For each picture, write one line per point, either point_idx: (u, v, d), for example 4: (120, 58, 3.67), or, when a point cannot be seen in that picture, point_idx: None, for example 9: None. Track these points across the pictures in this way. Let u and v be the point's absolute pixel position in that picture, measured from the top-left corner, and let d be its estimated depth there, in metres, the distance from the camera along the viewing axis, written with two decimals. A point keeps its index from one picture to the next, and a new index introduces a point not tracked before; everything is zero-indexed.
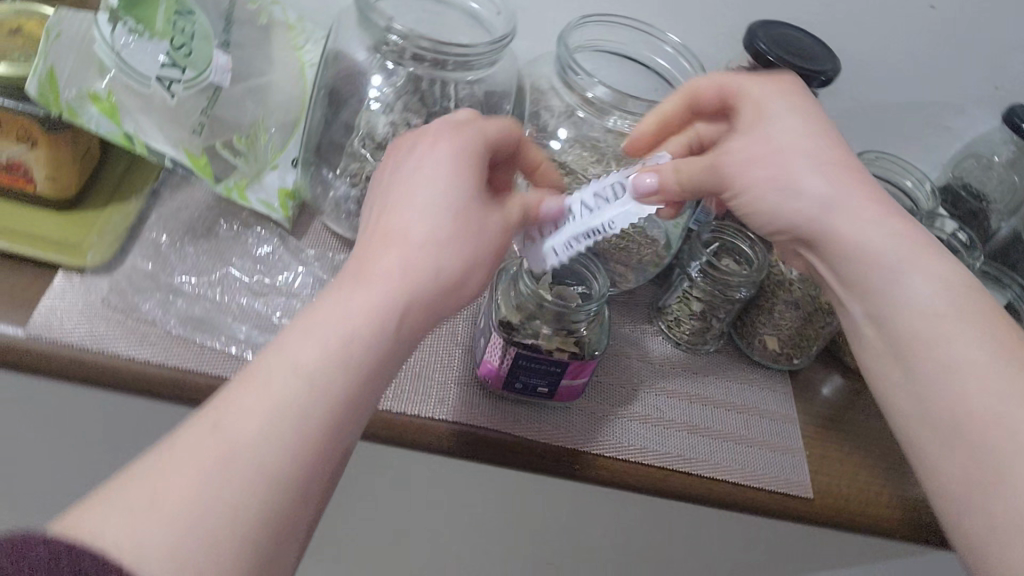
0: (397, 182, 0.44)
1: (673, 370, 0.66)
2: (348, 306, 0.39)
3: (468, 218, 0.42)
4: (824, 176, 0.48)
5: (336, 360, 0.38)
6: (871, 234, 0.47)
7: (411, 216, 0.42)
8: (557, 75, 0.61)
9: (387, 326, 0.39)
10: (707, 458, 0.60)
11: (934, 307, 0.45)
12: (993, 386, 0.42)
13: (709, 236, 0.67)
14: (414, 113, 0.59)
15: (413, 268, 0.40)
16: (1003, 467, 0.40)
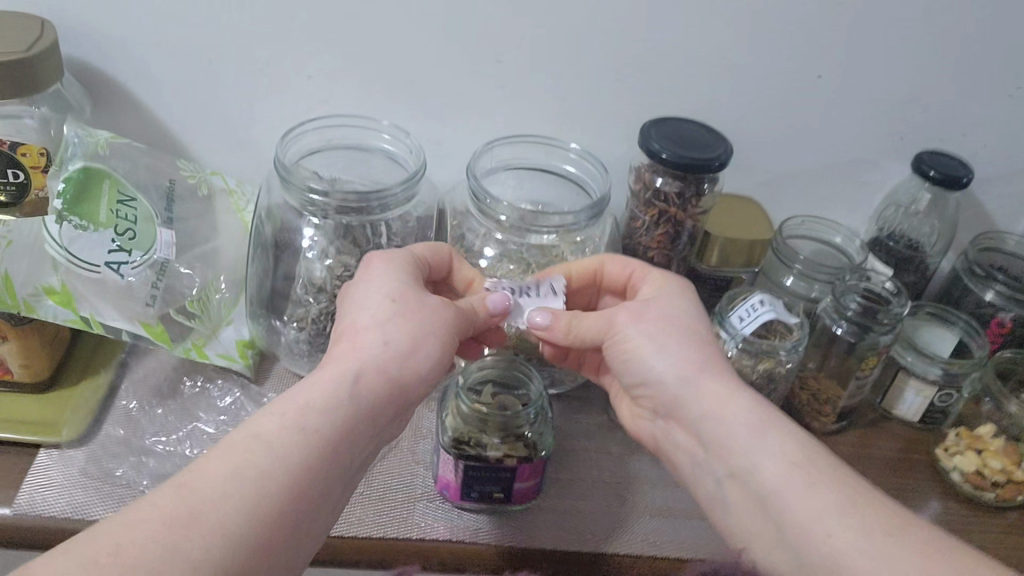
0: (346, 299, 0.52)
1: (632, 456, 0.68)
2: (308, 387, 0.45)
3: (406, 316, 0.49)
4: (666, 343, 0.52)
5: (296, 427, 0.43)
6: (710, 391, 0.49)
7: (365, 313, 0.49)
8: (470, 201, 0.66)
9: (339, 411, 0.44)
10: (672, 538, 0.62)
11: (780, 458, 0.45)
12: (834, 521, 0.41)
13: None
14: (349, 254, 0.64)
15: (366, 352, 0.47)
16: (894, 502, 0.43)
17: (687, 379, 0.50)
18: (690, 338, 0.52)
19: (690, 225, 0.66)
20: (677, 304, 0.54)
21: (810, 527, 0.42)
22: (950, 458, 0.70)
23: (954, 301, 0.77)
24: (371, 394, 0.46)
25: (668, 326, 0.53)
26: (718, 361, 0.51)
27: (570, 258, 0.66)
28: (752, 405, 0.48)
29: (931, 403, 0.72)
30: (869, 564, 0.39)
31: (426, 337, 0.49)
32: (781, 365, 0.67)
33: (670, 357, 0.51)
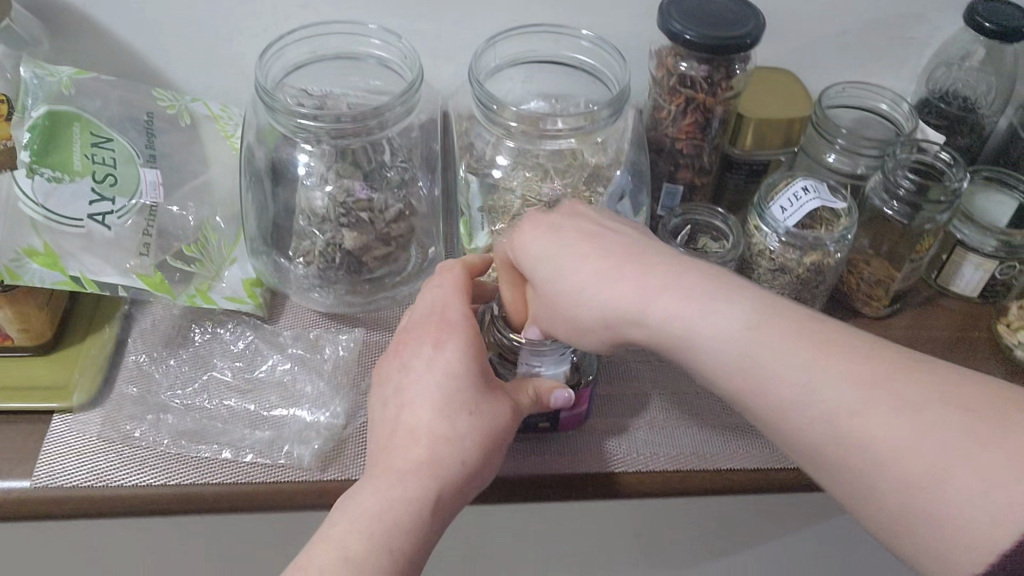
0: (407, 379, 0.51)
1: (673, 365, 0.65)
2: (381, 495, 0.46)
3: (461, 382, 0.49)
4: (591, 277, 0.45)
5: (379, 543, 0.44)
6: (628, 286, 0.44)
7: (415, 404, 0.49)
8: (476, 108, 0.59)
9: (410, 507, 0.45)
10: (724, 449, 0.59)
11: (730, 334, 0.40)
12: (818, 386, 0.38)
13: (679, 221, 0.64)
14: (351, 178, 0.59)
15: (441, 453, 0.47)
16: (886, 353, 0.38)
17: (599, 279, 0.45)
18: (591, 244, 0.46)
19: (720, 110, 0.60)
20: (551, 238, 0.47)
21: (793, 403, 0.39)
22: (1014, 335, 0.65)
23: (1012, 162, 0.71)
24: (438, 475, 0.47)
25: (554, 239, 0.47)
26: (620, 246, 0.46)
27: (591, 160, 0.60)
28: (672, 283, 0.43)
29: (992, 277, 0.67)
30: (879, 430, 0.36)
31: (476, 404, 0.49)
32: (831, 258, 0.61)
33: (611, 297, 0.44)
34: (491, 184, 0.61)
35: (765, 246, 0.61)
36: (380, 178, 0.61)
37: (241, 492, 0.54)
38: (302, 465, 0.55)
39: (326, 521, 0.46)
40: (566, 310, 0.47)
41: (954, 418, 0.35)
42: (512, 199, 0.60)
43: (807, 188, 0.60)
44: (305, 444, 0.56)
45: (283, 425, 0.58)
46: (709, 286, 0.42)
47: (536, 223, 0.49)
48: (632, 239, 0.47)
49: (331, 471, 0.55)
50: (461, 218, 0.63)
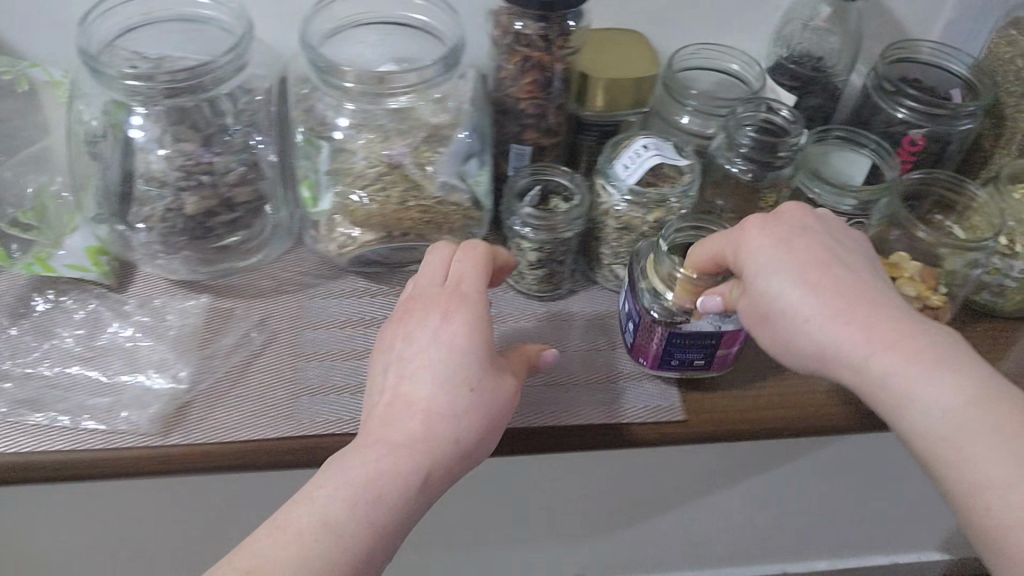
0: (411, 348, 0.53)
1: (527, 323, 0.65)
2: (371, 464, 0.47)
3: (467, 355, 0.52)
4: (820, 320, 0.43)
5: (362, 510, 0.46)
6: (850, 334, 0.42)
7: (419, 373, 0.51)
8: (311, 72, 0.59)
9: (403, 468, 0.47)
10: (568, 406, 0.59)
11: (946, 403, 0.40)
12: (973, 452, 0.39)
13: (528, 181, 0.64)
14: (189, 141, 0.59)
15: (434, 423, 0.49)
16: (994, 461, 0.39)
17: (832, 322, 0.43)
18: (832, 275, 0.44)
19: (559, 69, 0.60)
20: (801, 244, 0.45)
21: (991, 485, 0.38)
22: None
23: (864, 121, 0.72)
24: (434, 448, 0.49)
25: (785, 256, 0.45)
26: (851, 283, 0.44)
27: (430, 120, 0.60)
28: (914, 338, 0.41)
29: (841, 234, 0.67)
30: None
31: (477, 380, 0.51)
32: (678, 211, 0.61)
33: (826, 335, 0.43)
34: (336, 147, 0.60)
35: (611, 206, 0.62)
36: (221, 141, 0.60)
37: (85, 459, 0.53)
38: (141, 430, 0.55)
39: (309, 483, 0.48)
40: (794, 342, 0.45)
41: None
42: (355, 161, 0.59)
43: (649, 147, 0.61)
44: (141, 408, 0.56)
45: (123, 392, 0.57)
46: (943, 349, 0.41)
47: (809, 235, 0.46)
48: (861, 275, 0.45)
49: (174, 437, 0.55)
50: (304, 181, 0.63)
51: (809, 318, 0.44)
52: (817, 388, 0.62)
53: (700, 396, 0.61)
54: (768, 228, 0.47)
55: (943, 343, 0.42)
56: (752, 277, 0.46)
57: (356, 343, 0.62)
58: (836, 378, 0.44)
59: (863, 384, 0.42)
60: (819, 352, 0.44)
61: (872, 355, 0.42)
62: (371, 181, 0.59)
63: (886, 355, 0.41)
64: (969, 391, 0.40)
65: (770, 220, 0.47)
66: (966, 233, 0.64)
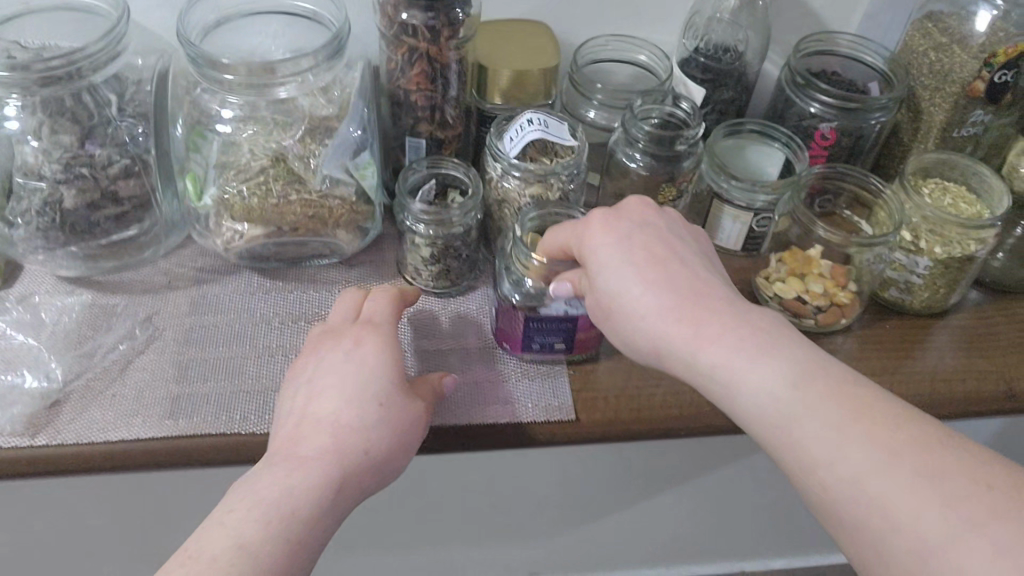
0: (320, 372, 0.53)
1: (422, 321, 0.63)
2: (289, 478, 0.46)
3: (384, 377, 0.52)
4: (653, 312, 0.46)
5: (279, 525, 0.44)
6: (678, 329, 0.45)
7: (328, 395, 0.51)
8: (191, 64, 0.56)
9: (322, 482, 0.46)
10: (455, 405, 0.57)
11: (771, 384, 0.43)
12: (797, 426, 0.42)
13: (424, 175, 0.62)
14: (68, 134, 0.57)
15: (352, 438, 0.48)
16: (814, 430, 0.41)
17: (664, 316, 0.45)
18: (663, 273, 0.47)
19: (452, 60, 0.58)
20: (637, 238, 0.48)
21: (819, 455, 0.41)
22: (769, 286, 0.65)
23: (779, 116, 0.70)
24: (354, 461, 0.48)
25: (621, 252, 0.48)
26: (681, 275, 0.47)
27: (318, 112, 0.58)
28: (733, 325, 0.45)
29: (750, 229, 0.66)
30: (900, 492, 0.38)
31: (392, 401, 0.51)
32: (560, 190, 0.62)
33: (661, 327, 0.45)
34: (221, 141, 0.58)
35: (497, 178, 0.62)
36: (104, 133, 0.59)
37: None
38: (6, 432, 0.54)
39: (219, 507, 0.45)
40: (633, 337, 0.47)
41: (919, 470, 0.39)
42: (240, 155, 0.58)
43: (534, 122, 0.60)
44: (7, 409, 0.54)
45: None
46: (763, 331, 0.45)
47: (642, 228, 0.49)
48: (693, 266, 0.48)
49: (41, 438, 0.54)
50: (189, 174, 0.60)
51: (641, 313, 0.46)
52: None
53: (595, 395, 0.60)
54: (607, 224, 0.49)
55: (762, 326, 0.45)
56: (593, 275, 0.49)
57: (242, 341, 0.61)
58: (675, 371, 0.46)
59: (694, 375, 0.45)
60: (655, 347, 0.46)
61: (698, 345, 0.44)
62: (254, 175, 0.57)
63: (714, 345, 0.44)
64: (785, 369, 0.43)
65: (613, 216, 0.50)
66: (874, 228, 0.64)
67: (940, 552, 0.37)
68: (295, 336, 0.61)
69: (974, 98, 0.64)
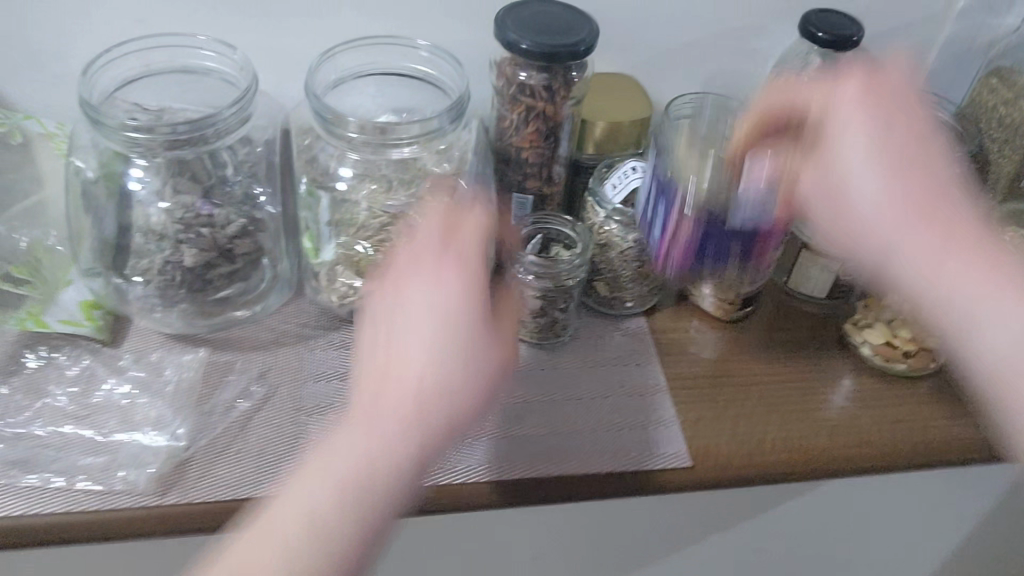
0: (394, 313, 0.47)
1: (529, 371, 0.64)
2: (350, 462, 0.43)
3: (461, 339, 0.46)
4: None
5: (339, 502, 0.42)
6: None
7: (400, 354, 0.46)
8: (316, 123, 0.58)
9: (385, 479, 0.43)
10: (573, 455, 0.59)
11: None
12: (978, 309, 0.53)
13: (530, 230, 0.64)
14: (190, 193, 0.58)
15: (419, 419, 0.44)
16: None
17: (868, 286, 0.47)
18: (909, 215, 0.56)
19: (563, 117, 0.60)
20: None
21: None
22: (859, 332, 0.68)
23: None
24: (423, 445, 0.44)
25: None
26: None
27: (435, 170, 0.60)
28: None
29: (835, 277, 0.69)
30: None
31: (464, 369, 0.45)
32: None
33: None
34: (339, 198, 0.59)
35: (601, 224, 0.65)
36: (222, 193, 0.60)
37: (78, 521, 0.51)
38: (136, 489, 0.53)
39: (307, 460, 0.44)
40: None
41: None
42: (359, 212, 0.59)
43: (638, 169, 0.64)
44: (136, 468, 0.54)
45: (118, 449, 0.55)
46: None
47: None
48: None
49: (169, 497, 0.53)
50: (306, 232, 0.62)
51: None
52: (818, 433, 0.62)
53: (705, 442, 0.61)
54: None
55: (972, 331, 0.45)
56: None
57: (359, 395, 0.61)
58: None
59: None
60: None
61: None
62: (374, 232, 0.59)
63: None
64: None
65: None
66: None
67: None
68: None
69: None
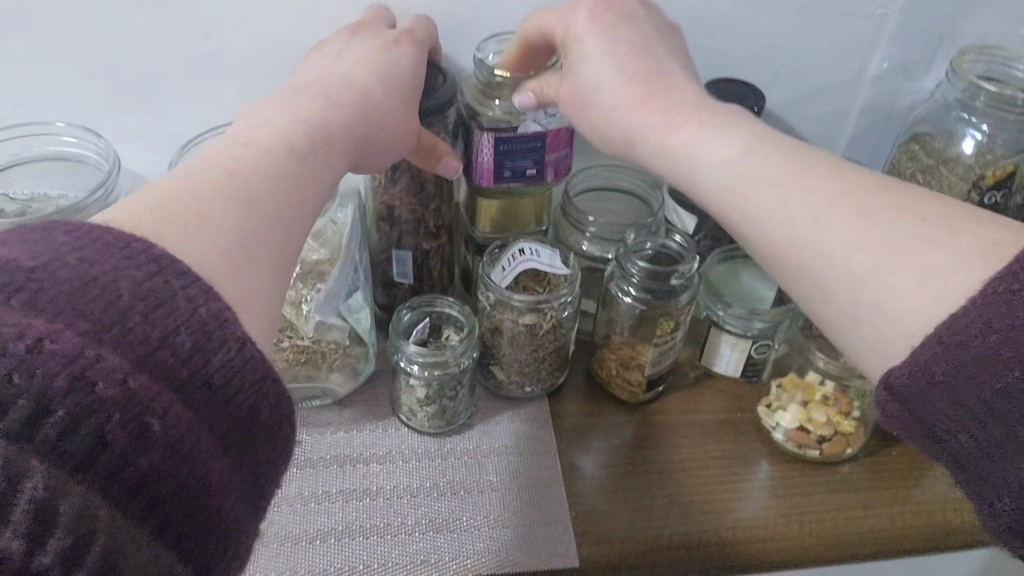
0: (280, 96, 0.48)
1: (420, 462, 0.61)
2: (177, 215, 0.36)
3: (323, 105, 0.47)
4: (657, 115, 0.47)
5: (224, 180, 0.39)
6: (683, 128, 0.46)
7: (251, 130, 0.44)
8: None
9: (238, 218, 0.38)
10: (454, 554, 0.55)
11: (807, 237, 0.39)
12: (812, 214, 0.39)
13: (416, 314, 0.62)
14: None
15: (246, 174, 0.40)
16: (863, 313, 0.37)
17: (706, 133, 0.44)
18: (646, 93, 0.48)
19: (433, 176, 0.60)
20: (605, 73, 0.49)
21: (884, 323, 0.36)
22: (773, 414, 0.63)
23: None
24: (280, 198, 0.40)
25: (609, 48, 0.50)
26: (679, 90, 0.48)
27: (309, 256, 0.58)
28: (793, 193, 0.40)
29: (749, 356, 0.66)
30: (904, 286, 0.36)
31: (315, 142, 0.45)
32: (553, 319, 0.61)
33: (640, 113, 0.47)
34: None
35: (488, 307, 0.62)
36: None
37: None
38: None
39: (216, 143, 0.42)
40: (609, 123, 0.50)
41: (939, 244, 0.35)
42: None
43: (526, 251, 0.61)
44: None
45: None
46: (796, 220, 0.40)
47: (650, 60, 0.49)
48: (695, 97, 0.47)
49: None
50: None
51: (620, 79, 0.49)
52: (726, 522, 0.58)
53: (598, 539, 0.56)
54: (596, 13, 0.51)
55: (742, 136, 0.44)
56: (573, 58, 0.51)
57: None
58: (679, 149, 0.45)
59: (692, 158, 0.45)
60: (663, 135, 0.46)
61: (700, 151, 0.44)
62: None
63: (768, 204, 0.41)
64: (822, 210, 0.39)
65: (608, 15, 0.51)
66: None
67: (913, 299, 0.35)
68: (289, 487, 0.58)
69: None
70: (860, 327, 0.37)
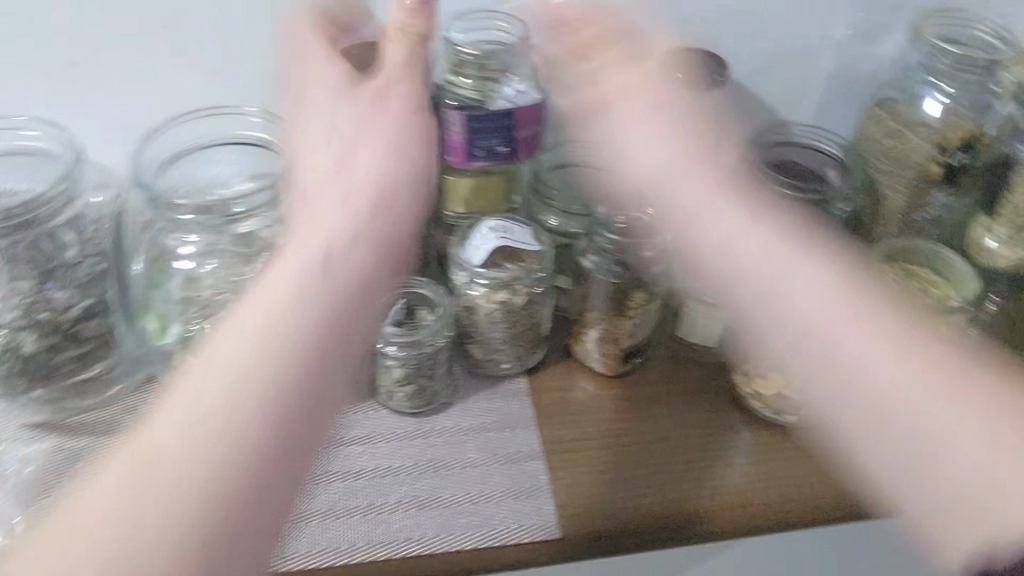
0: (356, 152, 0.46)
1: (401, 443, 0.61)
2: (239, 366, 0.34)
3: (384, 188, 0.44)
4: (764, 245, 0.55)
5: (214, 431, 0.32)
6: (758, 249, 0.55)
7: (331, 190, 0.44)
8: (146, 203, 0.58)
9: (289, 387, 0.35)
10: (436, 533, 0.55)
11: (883, 379, 0.48)
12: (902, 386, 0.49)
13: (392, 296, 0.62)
14: (29, 277, 0.56)
15: (287, 341, 0.35)
16: (948, 465, 0.45)
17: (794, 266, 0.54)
18: (770, 240, 0.55)
19: None
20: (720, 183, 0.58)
21: (922, 442, 0.47)
22: (748, 381, 0.64)
23: (740, 209, 0.71)
24: (324, 339, 0.36)
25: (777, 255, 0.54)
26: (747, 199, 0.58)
27: None
28: (870, 325, 0.50)
29: (722, 324, 0.67)
30: (967, 444, 0.45)
31: (370, 246, 0.41)
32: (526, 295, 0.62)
33: (770, 242, 0.55)
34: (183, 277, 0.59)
35: (463, 286, 0.62)
36: (65, 275, 0.58)
37: None
38: None
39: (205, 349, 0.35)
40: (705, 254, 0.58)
41: (987, 405, 0.46)
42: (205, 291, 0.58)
43: (497, 229, 0.61)
44: None
45: None
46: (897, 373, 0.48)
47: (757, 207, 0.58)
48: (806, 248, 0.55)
49: None
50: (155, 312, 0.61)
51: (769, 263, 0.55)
52: (707, 493, 0.58)
53: (580, 514, 0.56)
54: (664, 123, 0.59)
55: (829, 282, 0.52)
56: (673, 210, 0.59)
57: None
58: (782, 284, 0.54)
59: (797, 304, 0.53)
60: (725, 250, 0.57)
61: (823, 313, 0.51)
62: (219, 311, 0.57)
63: (854, 343, 0.50)
64: (929, 394, 0.47)
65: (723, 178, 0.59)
66: None
67: (981, 492, 0.44)
68: None
69: (931, 180, 0.65)
70: (915, 477, 0.47)
